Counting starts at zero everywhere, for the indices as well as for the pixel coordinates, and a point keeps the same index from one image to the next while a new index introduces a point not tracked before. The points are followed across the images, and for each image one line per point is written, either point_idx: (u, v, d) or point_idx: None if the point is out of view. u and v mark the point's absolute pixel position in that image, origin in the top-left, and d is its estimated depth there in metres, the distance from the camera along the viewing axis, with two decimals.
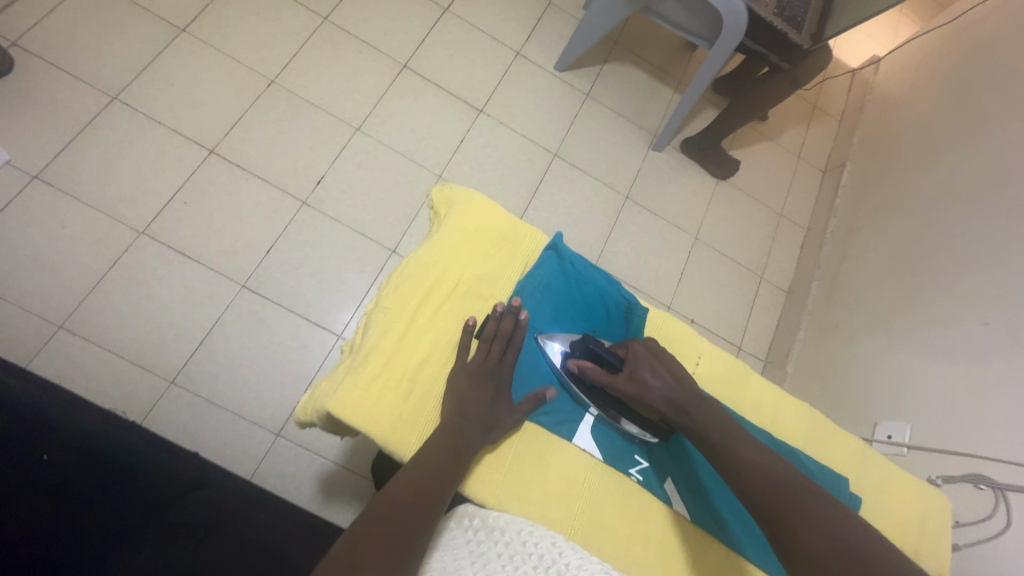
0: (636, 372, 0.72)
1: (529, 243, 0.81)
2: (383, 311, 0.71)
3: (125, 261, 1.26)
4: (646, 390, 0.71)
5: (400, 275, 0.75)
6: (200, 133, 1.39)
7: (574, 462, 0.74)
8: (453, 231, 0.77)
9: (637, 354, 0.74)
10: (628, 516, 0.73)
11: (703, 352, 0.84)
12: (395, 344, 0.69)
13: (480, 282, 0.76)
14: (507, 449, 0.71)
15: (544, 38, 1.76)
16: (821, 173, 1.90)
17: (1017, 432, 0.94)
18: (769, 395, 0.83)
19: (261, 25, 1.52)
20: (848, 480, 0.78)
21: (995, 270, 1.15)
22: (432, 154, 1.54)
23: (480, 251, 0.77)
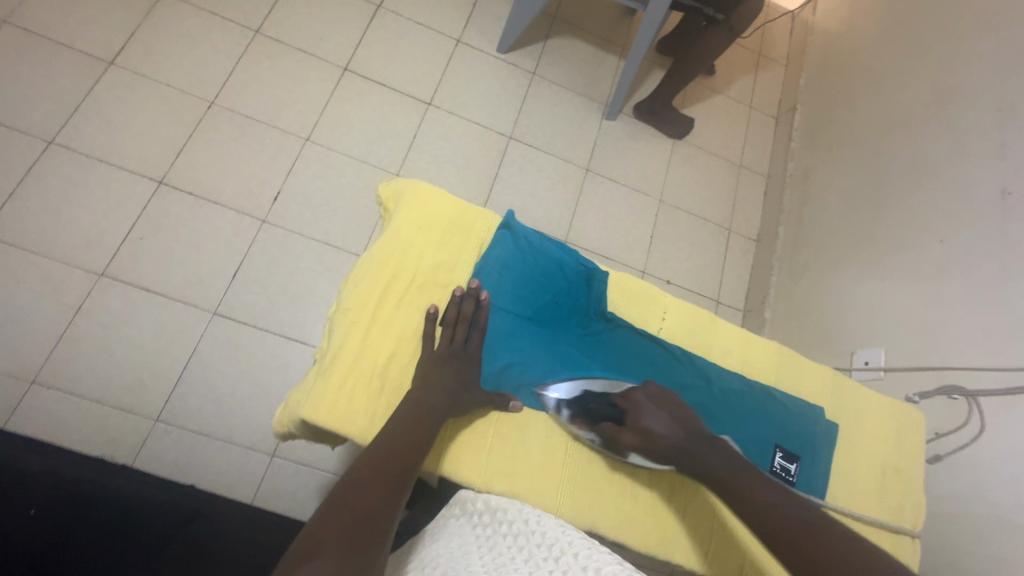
0: (643, 423, 0.71)
1: (481, 225, 0.80)
2: (343, 314, 0.71)
3: (89, 305, 1.23)
4: (653, 439, 0.70)
5: (356, 276, 0.74)
6: (145, 165, 1.36)
7: (554, 431, 0.75)
8: (404, 224, 0.76)
9: (640, 403, 0.73)
10: (608, 473, 0.75)
11: (668, 307, 0.84)
12: (360, 343, 0.69)
13: (437, 270, 0.76)
14: (478, 425, 0.72)
15: (482, 22, 1.74)
16: (774, 119, 1.92)
17: (982, 340, 0.98)
18: (738, 338, 0.84)
19: (192, 47, 1.49)
20: (822, 409, 0.80)
21: (946, 188, 1.18)
22: (387, 154, 1.53)
23: (433, 240, 0.77)
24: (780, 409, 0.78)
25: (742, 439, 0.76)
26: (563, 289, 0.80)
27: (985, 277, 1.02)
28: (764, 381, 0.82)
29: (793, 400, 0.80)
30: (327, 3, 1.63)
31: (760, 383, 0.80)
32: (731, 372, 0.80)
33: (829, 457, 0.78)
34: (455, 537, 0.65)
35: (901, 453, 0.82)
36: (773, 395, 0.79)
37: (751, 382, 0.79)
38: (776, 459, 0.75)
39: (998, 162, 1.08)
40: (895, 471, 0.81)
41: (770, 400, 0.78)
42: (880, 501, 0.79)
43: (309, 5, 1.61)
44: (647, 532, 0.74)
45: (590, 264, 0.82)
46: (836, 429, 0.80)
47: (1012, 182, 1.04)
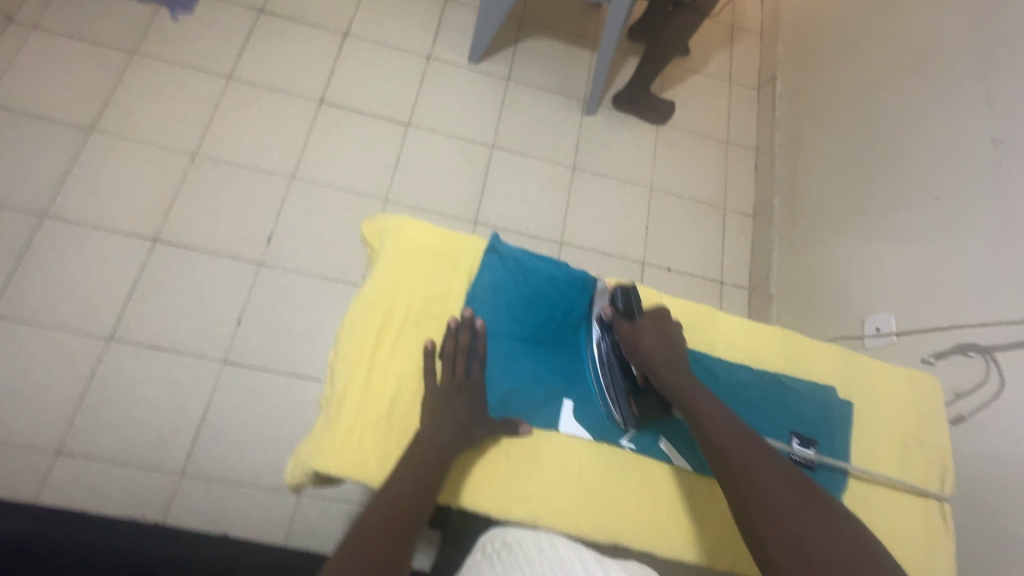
0: (642, 328, 0.73)
1: (470, 249, 0.80)
2: (344, 359, 0.71)
3: (102, 370, 1.25)
4: (641, 342, 0.72)
5: (351, 317, 0.74)
6: (138, 225, 1.38)
7: (566, 449, 0.75)
8: (392, 260, 0.76)
9: (654, 318, 0.75)
10: (625, 484, 0.75)
11: (665, 307, 0.82)
12: (364, 388, 0.69)
13: (431, 302, 0.76)
14: (489, 454, 0.72)
15: (451, 34, 1.74)
16: (756, 90, 1.90)
17: (992, 293, 0.96)
18: (741, 328, 0.82)
19: (168, 101, 1.50)
20: (835, 388, 0.78)
21: (935, 142, 1.16)
22: (373, 181, 1.53)
23: (424, 272, 0.77)
24: (792, 396, 0.76)
25: (758, 417, 0.74)
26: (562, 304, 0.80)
27: (986, 228, 1.00)
28: (773, 368, 0.80)
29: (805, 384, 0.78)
30: (296, 38, 1.63)
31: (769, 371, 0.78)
32: (740, 365, 0.78)
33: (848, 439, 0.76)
34: (474, 574, 0.60)
35: (920, 422, 0.81)
36: (783, 382, 0.76)
37: (760, 372, 0.77)
38: (794, 447, 0.72)
39: (986, 111, 1.07)
40: (917, 444, 0.80)
41: (781, 387, 0.76)
42: (903, 475, 0.78)
43: (278, 44, 1.62)
44: (673, 539, 0.73)
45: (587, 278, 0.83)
46: (852, 410, 0.78)
47: (1002, 129, 1.03)
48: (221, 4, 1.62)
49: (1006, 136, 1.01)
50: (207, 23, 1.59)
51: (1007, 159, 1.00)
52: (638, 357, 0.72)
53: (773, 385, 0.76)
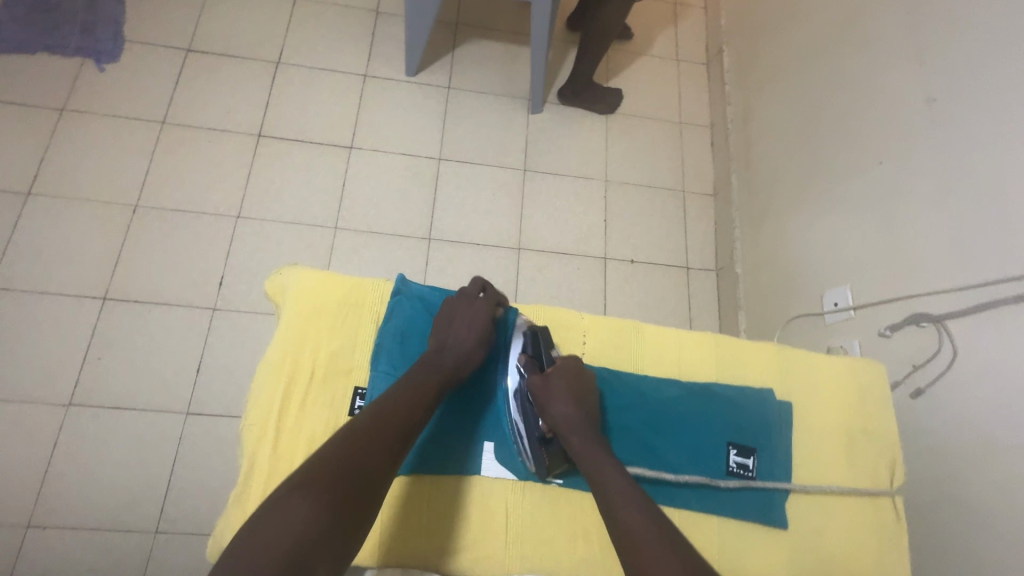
0: (551, 378, 0.75)
1: (373, 297, 0.81)
2: (251, 431, 0.72)
3: (64, 437, 1.24)
4: (552, 402, 0.74)
5: (256, 385, 0.75)
6: (85, 286, 1.36)
7: (490, 494, 0.77)
8: (292, 321, 0.76)
9: (563, 367, 0.77)
10: (557, 514, 0.77)
11: (587, 329, 0.83)
12: (271, 456, 0.71)
13: (337, 358, 0.76)
14: (418, 500, 0.75)
15: (385, 48, 1.70)
16: (705, 65, 1.86)
17: (939, 260, 0.93)
18: (667, 340, 0.83)
19: (103, 154, 1.48)
20: (770, 390, 0.79)
21: (874, 106, 1.12)
22: (321, 209, 1.51)
23: (326, 329, 0.77)
24: (727, 405, 0.77)
25: (688, 440, 0.75)
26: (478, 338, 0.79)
27: (928, 192, 0.97)
28: (704, 378, 0.81)
29: (737, 390, 0.79)
30: (227, 73, 1.60)
31: (698, 382, 0.79)
32: (668, 379, 0.79)
33: (786, 439, 0.77)
34: None
35: (866, 413, 0.80)
36: (712, 391, 0.78)
37: (687, 385, 0.78)
38: (731, 457, 0.75)
39: (919, 69, 1.03)
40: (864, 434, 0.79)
41: (713, 397, 0.77)
42: (850, 469, 0.77)
43: (209, 82, 1.59)
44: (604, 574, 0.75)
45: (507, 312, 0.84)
46: (788, 408, 0.79)
47: (934, 87, 0.99)
48: (146, 48, 1.59)
49: (939, 94, 0.98)
50: (134, 70, 1.57)
51: (941, 119, 0.96)
52: (546, 409, 0.74)
53: (701, 397, 0.77)
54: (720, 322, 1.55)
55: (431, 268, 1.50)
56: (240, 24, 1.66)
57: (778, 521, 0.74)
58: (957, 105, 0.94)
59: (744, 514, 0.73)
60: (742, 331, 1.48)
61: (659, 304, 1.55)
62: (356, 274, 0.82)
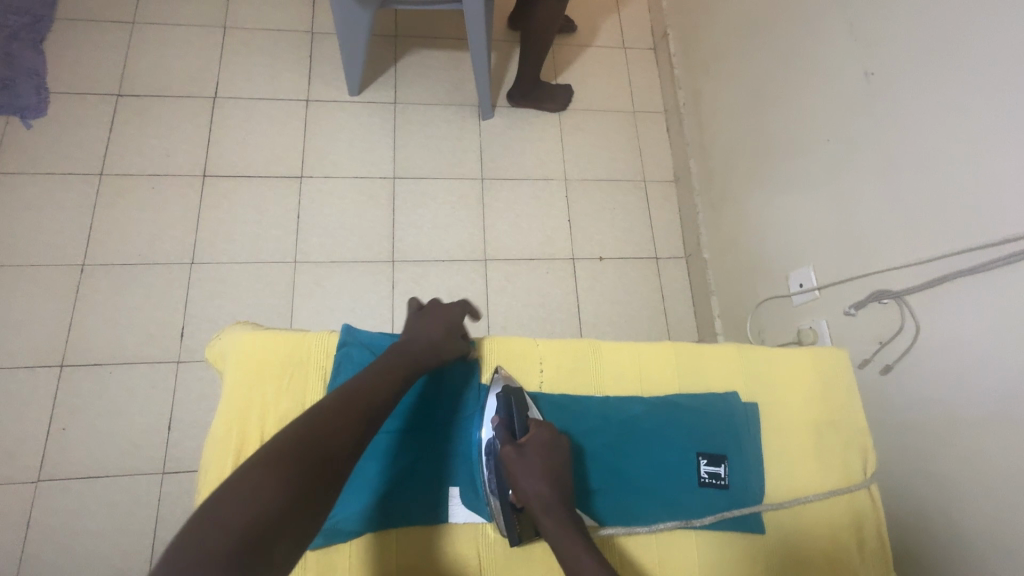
0: (527, 452, 0.69)
1: (317, 351, 0.77)
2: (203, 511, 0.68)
3: (36, 515, 1.20)
4: (524, 478, 0.68)
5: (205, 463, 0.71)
6: (39, 355, 1.31)
7: (461, 540, 0.75)
8: (234, 390, 0.73)
9: (540, 438, 0.71)
10: (531, 555, 0.75)
11: (545, 355, 0.81)
12: None
13: (287, 421, 0.73)
14: (382, 556, 0.73)
15: (324, 70, 1.65)
16: (652, 50, 1.84)
17: (891, 235, 0.92)
18: (627, 357, 0.81)
19: (41, 215, 1.42)
20: (735, 394, 0.79)
21: (815, 82, 1.11)
22: (277, 245, 1.47)
23: (272, 393, 0.74)
24: (692, 415, 0.76)
25: (659, 459, 0.75)
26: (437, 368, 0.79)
27: (875, 167, 0.96)
28: (667, 390, 0.80)
29: (702, 399, 0.79)
30: (162, 115, 1.55)
31: (662, 397, 0.79)
32: (630, 399, 0.78)
33: (756, 442, 0.77)
34: None
35: (830, 404, 0.81)
36: (677, 404, 0.78)
37: (652, 402, 0.78)
38: (702, 468, 0.75)
39: (853, 43, 1.02)
40: (831, 426, 0.80)
41: (677, 410, 0.77)
42: (822, 465, 0.78)
43: (144, 126, 1.53)
44: None
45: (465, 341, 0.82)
46: (755, 410, 0.79)
47: (871, 61, 0.98)
48: (74, 99, 1.53)
49: (875, 68, 0.97)
50: (64, 123, 1.50)
51: (880, 92, 0.96)
52: (518, 486, 0.68)
53: (666, 411, 0.77)
54: (694, 309, 1.54)
55: (397, 291, 1.47)
56: (170, 62, 1.60)
57: (755, 527, 0.74)
58: (894, 78, 0.93)
59: (719, 525, 0.73)
60: (716, 316, 1.48)
61: (631, 298, 1.54)
62: (297, 329, 0.78)
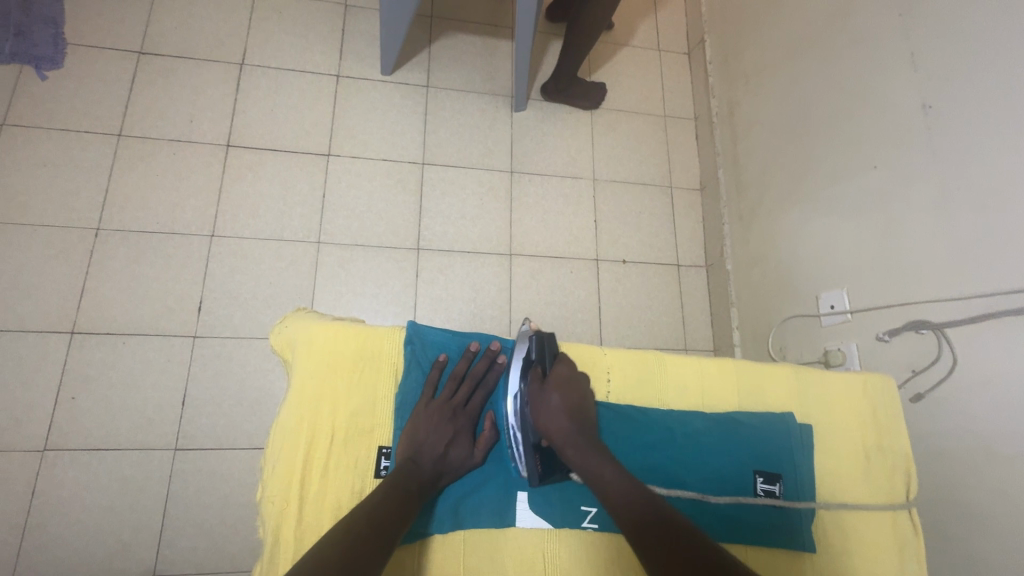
0: (547, 388, 0.75)
1: (389, 347, 0.77)
2: (269, 500, 0.68)
3: (42, 484, 1.17)
4: (547, 405, 0.73)
5: (272, 453, 0.71)
6: (49, 320, 1.26)
7: (526, 542, 0.74)
8: (305, 381, 0.72)
9: (559, 375, 0.76)
10: (593, 560, 0.74)
11: (610, 365, 0.82)
12: (296, 530, 0.67)
13: (357, 417, 0.73)
14: (447, 554, 0.72)
15: (357, 46, 1.60)
16: (686, 56, 1.83)
17: (937, 267, 0.95)
18: (688, 370, 0.83)
19: (54, 174, 1.35)
20: (793, 414, 0.82)
21: (869, 107, 1.12)
22: (300, 223, 1.43)
23: (343, 387, 0.73)
24: (748, 433, 0.79)
25: (721, 474, 0.76)
26: (475, 379, 0.80)
27: (924, 199, 0.98)
28: (727, 405, 0.83)
29: (760, 416, 0.81)
30: (186, 78, 1.48)
31: (722, 413, 0.81)
32: (693, 413, 0.80)
33: (810, 462, 0.80)
34: None
35: (881, 430, 0.83)
36: (737, 420, 0.80)
37: (713, 416, 0.80)
38: (758, 485, 0.77)
39: (912, 75, 1.03)
40: (880, 451, 0.83)
41: (736, 427, 0.79)
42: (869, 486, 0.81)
43: (167, 89, 1.47)
44: None
45: (498, 347, 0.82)
46: (811, 430, 0.82)
47: (930, 94, 0.99)
48: (94, 53, 1.46)
49: (934, 102, 0.98)
50: (82, 78, 1.43)
51: (936, 127, 0.98)
52: (540, 421, 0.73)
53: (727, 427, 0.79)
54: (712, 318, 1.57)
55: (421, 280, 1.45)
56: (197, 23, 1.53)
57: (807, 545, 0.76)
58: (952, 115, 0.95)
59: (772, 540, 0.75)
60: (735, 328, 1.50)
61: (652, 304, 1.55)
62: (369, 323, 0.78)
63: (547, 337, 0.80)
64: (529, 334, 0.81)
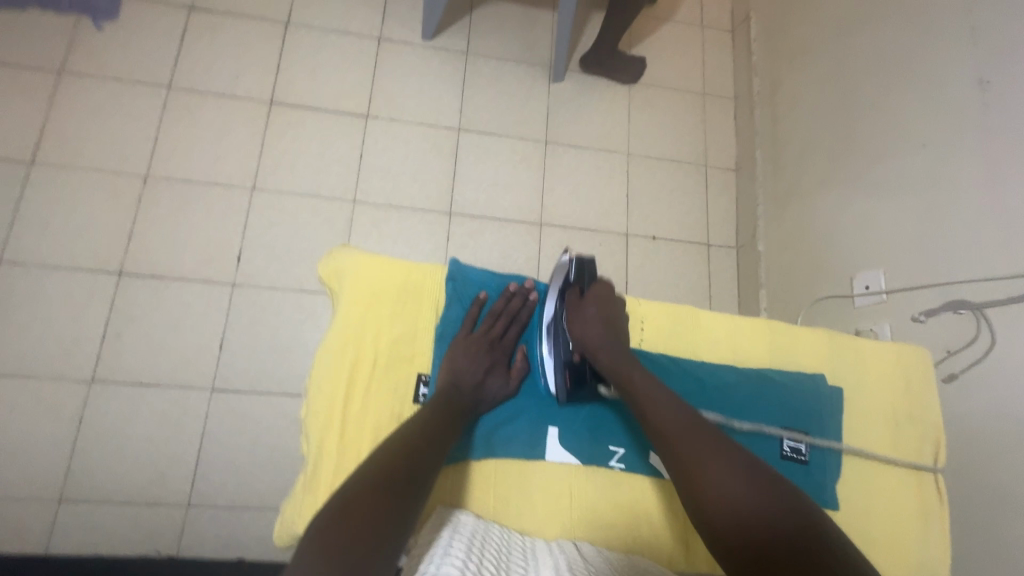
0: (585, 302, 0.80)
1: (430, 284, 0.83)
2: (315, 414, 0.74)
3: (89, 413, 1.24)
4: (583, 314, 0.79)
5: (318, 373, 0.76)
6: (98, 260, 1.32)
7: (554, 477, 0.78)
8: (352, 307, 0.78)
9: (598, 293, 0.82)
10: (617, 499, 0.78)
11: (645, 315, 0.85)
12: (340, 443, 0.72)
13: (400, 345, 0.78)
14: (479, 482, 0.76)
15: (400, 10, 1.61)
16: (729, 33, 1.80)
17: (983, 245, 0.93)
18: (722, 326, 0.87)
19: (106, 121, 1.40)
20: (824, 376, 0.85)
21: (921, 83, 1.09)
22: (337, 182, 1.46)
23: (388, 316, 0.79)
24: (779, 390, 0.82)
25: (748, 427, 0.80)
26: (509, 316, 0.84)
27: (973, 179, 0.96)
28: (758, 363, 0.86)
29: (791, 376, 0.84)
30: (234, 34, 1.52)
31: (753, 369, 0.84)
32: (723, 366, 0.83)
33: (836, 423, 0.83)
34: (475, 534, 0.66)
35: (911, 399, 0.87)
36: (768, 377, 0.83)
37: (744, 372, 0.83)
38: (785, 442, 0.80)
39: (970, 49, 1.00)
40: (907, 419, 0.86)
41: (768, 383, 0.82)
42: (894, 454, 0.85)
43: (215, 44, 1.50)
44: (666, 550, 0.76)
45: (531, 285, 0.86)
46: (840, 394, 0.84)
47: (987, 69, 0.97)
48: (147, 6, 1.50)
49: (992, 77, 0.96)
50: (135, 29, 1.48)
51: (991, 102, 0.95)
52: (576, 329, 0.78)
53: (757, 382, 0.82)
54: (740, 299, 1.56)
55: (451, 244, 1.47)
56: None
57: (829, 503, 0.79)
58: (1011, 89, 0.92)
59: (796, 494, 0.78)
60: (763, 309, 1.49)
61: (680, 282, 1.54)
62: (412, 260, 0.83)
63: (588, 263, 0.87)
64: (569, 261, 0.87)
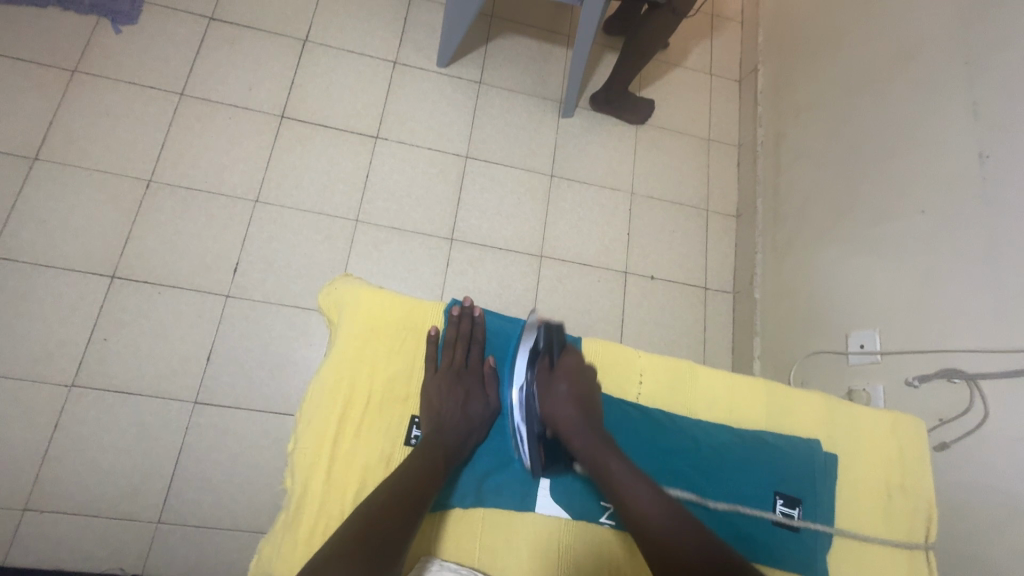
0: (555, 378, 0.79)
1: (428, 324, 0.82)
2: (302, 450, 0.72)
3: (65, 419, 1.20)
4: (553, 392, 0.78)
5: (308, 408, 0.75)
6: (92, 261, 1.30)
7: (541, 530, 0.76)
8: (348, 343, 0.77)
9: (568, 366, 0.81)
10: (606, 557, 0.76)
11: (644, 368, 0.87)
12: (324, 483, 0.71)
13: (394, 384, 0.78)
14: (464, 531, 0.75)
15: (417, 37, 1.64)
16: (737, 83, 1.84)
17: (978, 318, 0.94)
18: (720, 382, 0.88)
19: (115, 123, 1.40)
20: (819, 441, 0.85)
21: (923, 151, 1.12)
22: (341, 200, 1.46)
23: (383, 354, 0.78)
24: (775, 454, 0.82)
25: (742, 489, 0.79)
26: (465, 340, 0.83)
27: (970, 251, 0.98)
28: (754, 423, 0.86)
29: (787, 438, 0.85)
30: (251, 47, 1.53)
31: (748, 430, 0.85)
32: (718, 424, 0.84)
33: (830, 490, 0.83)
34: None
35: (904, 469, 0.87)
36: (764, 438, 0.83)
37: (739, 432, 0.83)
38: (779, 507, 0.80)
39: (972, 124, 1.03)
40: (900, 490, 0.86)
41: (764, 445, 0.82)
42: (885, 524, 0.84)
43: (231, 56, 1.51)
44: None
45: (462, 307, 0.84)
46: (834, 460, 0.85)
47: (988, 144, 0.99)
48: (168, 14, 1.52)
49: (992, 152, 0.98)
50: (153, 36, 1.49)
51: (991, 177, 0.97)
52: (546, 407, 0.78)
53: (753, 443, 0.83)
54: (733, 345, 1.55)
55: (450, 269, 1.47)
56: None
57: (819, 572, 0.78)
58: (1009, 167, 0.94)
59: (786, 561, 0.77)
60: (756, 357, 1.49)
61: (675, 324, 1.54)
62: (412, 297, 0.83)
63: (556, 329, 0.85)
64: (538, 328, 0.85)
